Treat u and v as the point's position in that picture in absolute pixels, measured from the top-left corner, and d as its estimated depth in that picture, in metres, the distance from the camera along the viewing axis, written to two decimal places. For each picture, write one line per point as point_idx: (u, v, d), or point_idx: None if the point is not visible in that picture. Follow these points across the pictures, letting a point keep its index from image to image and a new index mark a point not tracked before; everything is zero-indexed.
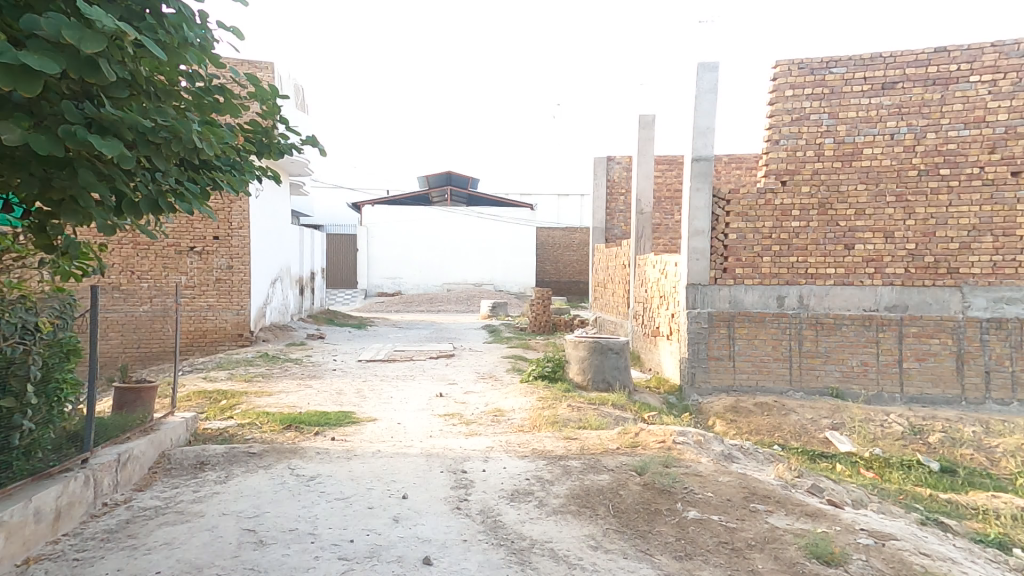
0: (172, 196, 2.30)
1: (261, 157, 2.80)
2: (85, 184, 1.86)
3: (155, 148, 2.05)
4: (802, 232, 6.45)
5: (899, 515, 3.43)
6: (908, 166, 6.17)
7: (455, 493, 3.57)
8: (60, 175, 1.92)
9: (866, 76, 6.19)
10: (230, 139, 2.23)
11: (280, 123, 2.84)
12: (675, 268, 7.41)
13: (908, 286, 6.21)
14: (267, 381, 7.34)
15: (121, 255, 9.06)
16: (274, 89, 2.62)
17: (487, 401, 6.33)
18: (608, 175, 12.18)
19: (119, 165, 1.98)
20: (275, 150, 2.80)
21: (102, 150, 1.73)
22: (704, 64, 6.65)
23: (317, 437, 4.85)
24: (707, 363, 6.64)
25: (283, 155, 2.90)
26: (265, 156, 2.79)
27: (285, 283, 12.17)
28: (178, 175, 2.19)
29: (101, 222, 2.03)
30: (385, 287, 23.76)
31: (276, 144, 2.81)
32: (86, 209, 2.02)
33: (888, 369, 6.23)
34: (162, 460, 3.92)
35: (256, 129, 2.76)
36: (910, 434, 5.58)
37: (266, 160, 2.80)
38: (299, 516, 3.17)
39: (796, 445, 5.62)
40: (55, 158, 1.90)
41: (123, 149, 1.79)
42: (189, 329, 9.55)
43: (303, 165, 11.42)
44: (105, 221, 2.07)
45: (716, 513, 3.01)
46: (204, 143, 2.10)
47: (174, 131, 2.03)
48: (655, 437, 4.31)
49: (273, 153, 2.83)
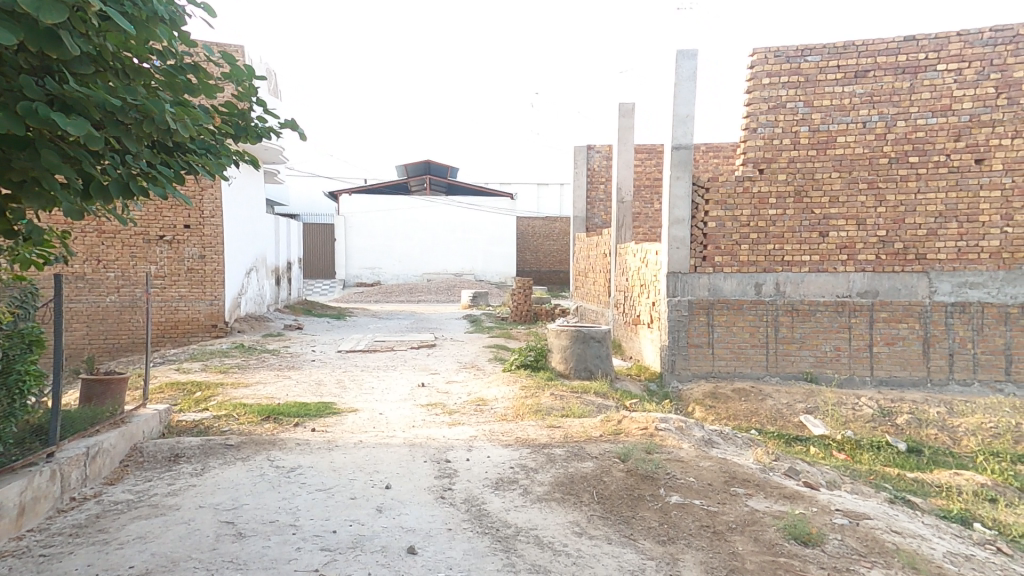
0: (144, 180, 2.19)
1: (239, 140, 2.70)
2: (48, 165, 1.76)
3: (125, 129, 1.95)
4: (779, 220, 6.56)
5: (870, 495, 3.54)
6: (879, 154, 6.30)
7: (439, 482, 3.56)
8: (21, 155, 1.80)
9: (840, 65, 6.28)
10: (206, 122, 2.13)
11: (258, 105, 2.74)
12: (655, 257, 7.47)
13: (879, 272, 6.38)
14: (244, 372, 7.19)
15: (85, 244, 8.71)
16: (250, 69, 2.51)
17: (469, 390, 6.32)
18: (588, 164, 12.18)
19: (85, 146, 1.87)
20: (253, 134, 2.70)
21: (68, 129, 1.63)
22: (683, 52, 6.65)
23: (297, 427, 4.78)
24: (687, 350, 6.75)
25: (261, 139, 2.79)
26: (243, 139, 2.69)
27: (260, 272, 11.89)
28: (150, 157, 2.08)
29: (68, 206, 1.92)
30: (364, 276, 23.44)
31: (254, 128, 2.71)
32: (50, 192, 1.91)
33: (860, 354, 6.41)
34: (134, 453, 3.81)
35: (232, 111, 2.65)
36: (879, 416, 5.76)
37: (244, 143, 2.69)
38: (280, 508, 3.12)
39: (772, 429, 5.77)
40: (15, 138, 1.79)
41: (89, 127, 1.69)
42: (161, 320, 9.27)
43: (277, 150, 11.14)
44: (72, 205, 1.96)
45: (697, 497, 3.06)
46: (179, 125, 2.00)
47: (145, 110, 1.93)
48: (636, 424, 4.36)
49: (251, 137, 2.72)
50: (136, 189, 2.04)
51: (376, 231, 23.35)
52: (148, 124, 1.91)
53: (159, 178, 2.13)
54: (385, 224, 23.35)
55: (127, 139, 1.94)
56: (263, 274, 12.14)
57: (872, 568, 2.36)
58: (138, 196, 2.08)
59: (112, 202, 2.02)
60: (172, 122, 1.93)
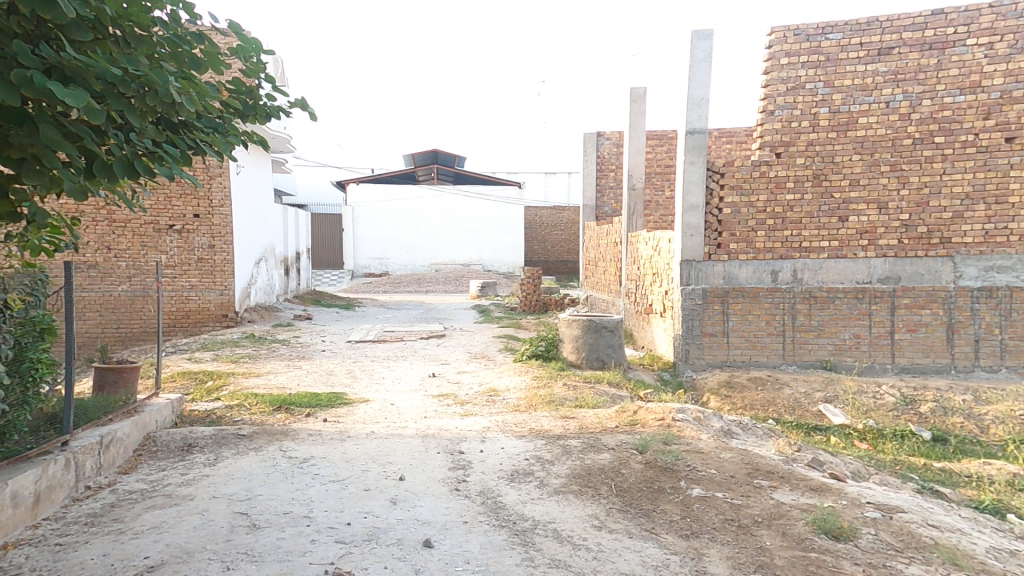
0: (150, 159, 2.10)
1: (246, 120, 2.62)
2: (46, 141, 1.67)
3: (127, 102, 1.86)
4: (797, 204, 6.39)
5: (900, 486, 3.44)
6: (903, 135, 6.11)
7: (453, 474, 3.50)
8: (20, 131, 1.72)
9: (863, 43, 6.06)
10: (214, 96, 2.04)
11: (266, 82, 2.64)
12: (668, 244, 7.32)
13: (901, 258, 6.20)
14: (254, 363, 7.18)
15: (96, 234, 8.72)
16: (258, 41, 2.41)
17: (480, 381, 6.25)
18: (598, 151, 12.00)
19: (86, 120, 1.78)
20: (262, 113, 2.61)
21: (66, 99, 1.55)
22: (699, 32, 6.45)
23: (309, 418, 4.74)
24: (701, 339, 6.64)
25: (270, 118, 2.70)
26: (250, 119, 2.61)
27: (269, 263, 11.87)
28: (154, 134, 1.99)
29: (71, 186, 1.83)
30: (372, 267, 23.41)
31: (262, 107, 2.62)
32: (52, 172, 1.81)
33: (880, 342, 6.26)
34: (147, 442, 3.77)
35: (239, 88, 2.56)
36: (902, 405, 5.64)
37: (252, 124, 2.61)
38: (293, 499, 3.07)
39: (790, 418, 5.67)
40: (13, 112, 1.70)
41: (88, 98, 1.60)
42: (171, 311, 9.29)
43: (285, 140, 11.06)
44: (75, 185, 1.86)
45: (719, 489, 2.97)
46: (185, 98, 1.91)
47: (149, 82, 1.83)
48: (653, 414, 4.27)
49: (260, 117, 2.64)
50: (141, 168, 1.95)
51: (384, 222, 23.28)
52: (153, 96, 1.81)
53: (164, 155, 2.03)
54: (393, 215, 23.27)
55: (130, 113, 1.85)
56: (272, 265, 12.11)
57: (910, 563, 2.26)
58: (143, 176, 1.98)
59: (117, 182, 1.93)
60: (177, 95, 1.84)
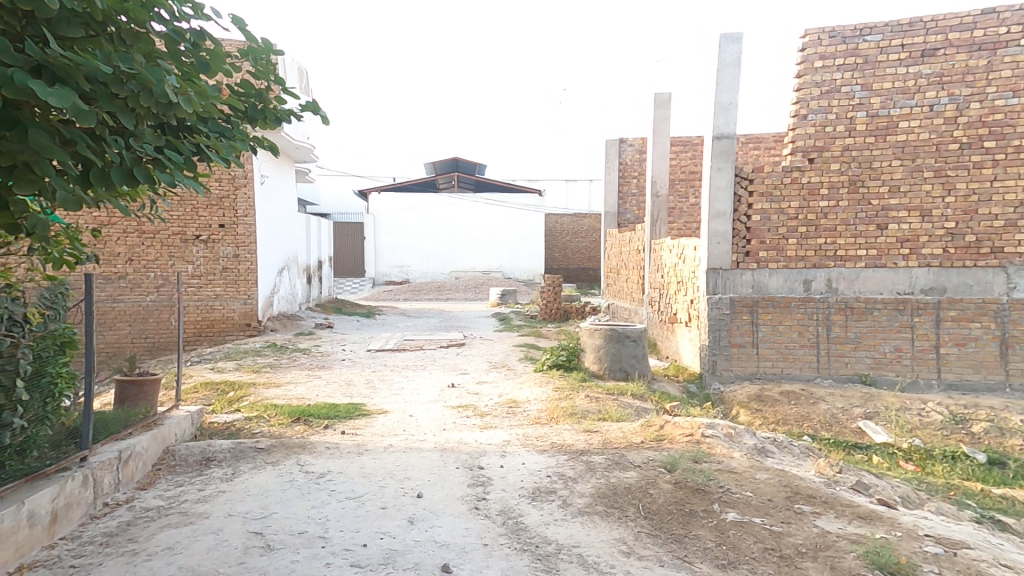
0: (151, 165, 2.06)
1: (255, 124, 2.59)
2: (36, 146, 1.63)
3: (121, 104, 1.82)
4: (831, 212, 6.14)
5: (962, 518, 3.19)
6: (948, 139, 5.81)
7: (472, 491, 3.37)
8: (10, 136, 1.68)
9: (904, 44, 5.80)
10: (212, 96, 1.99)
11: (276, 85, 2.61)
12: (694, 252, 7.11)
13: (946, 268, 5.89)
14: (275, 372, 7.19)
15: (126, 244, 8.91)
16: (268, 43, 2.39)
17: (500, 392, 6.12)
18: (620, 158, 11.83)
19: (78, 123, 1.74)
20: (271, 117, 2.58)
21: (48, 99, 1.50)
22: (727, 35, 6.27)
23: (327, 430, 4.68)
24: (729, 350, 6.41)
25: (280, 123, 2.66)
26: (259, 123, 2.58)
27: (292, 271, 11.99)
28: (152, 138, 1.94)
29: (62, 193, 1.77)
30: (392, 274, 23.54)
31: (271, 110, 2.59)
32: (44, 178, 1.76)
33: (924, 356, 5.94)
34: (166, 456, 3.73)
35: (249, 91, 2.53)
36: (951, 424, 5.35)
37: (261, 128, 2.58)
38: (309, 517, 2.98)
39: (827, 435, 5.41)
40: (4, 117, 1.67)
41: (73, 98, 1.55)
42: (196, 319, 9.40)
43: (309, 151, 11.18)
44: (68, 193, 1.81)
45: (757, 514, 2.78)
46: (181, 98, 1.87)
47: (143, 82, 1.79)
48: (681, 430, 4.07)
49: (270, 121, 2.61)
50: (140, 174, 1.90)
51: (404, 230, 23.42)
52: (146, 95, 1.77)
53: (164, 160, 1.98)
54: (414, 223, 23.40)
55: (123, 115, 1.81)
56: (294, 273, 12.23)
57: None
58: (142, 182, 1.93)
59: (115, 189, 1.89)
60: (173, 94, 1.79)
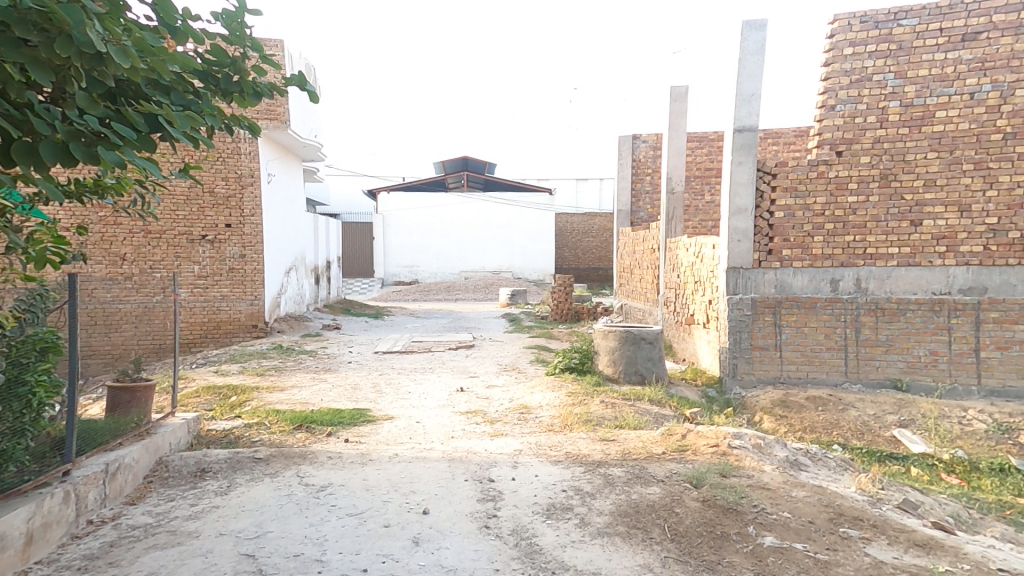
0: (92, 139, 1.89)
1: (231, 99, 2.43)
2: None
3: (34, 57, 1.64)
4: (860, 207, 5.82)
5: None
6: (990, 129, 5.46)
7: (482, 507, 3.14)
8: None
9: (942, 28, 5.46)
10: (153, 48, 1.81)
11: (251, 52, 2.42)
12: (712, 251, 6.82)
13: (986, 266, 5.55)
14: (280, 375, 7.02)
15: (132, 245, 8.80)
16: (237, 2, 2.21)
17: (511, 396, 5.88)
18: (633, 154, 11.53)
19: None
20: (248, 90, 2.41)
21: None
22: (750, 22, 5.97)
23: (330, 438, 4.48)
24: (750, 353, 6.12)
25: (258, 98, 2.49)
26: (237, 99, 2.41)
27: (300, 272, 11.85)
28: (89, 105, 1.78)
29: None
30: (401, 275, 23.38)
31: (248, 82, 2.42)
32: None
33: (962, 359, 5.60)
34: (159, 468, 3.53)
35: (222, 60, 2.36)
36: (995, 433, 5.05)
37: (238, 103, 2.41)
38: (305, 537, 2.76)
39: (858, 444, 5.12)
40: None
41: None
42: (201, 320, 9.26)
43: (316, 149, 11.03)
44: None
45: (798, 539, 2.51)
46: (113, 49, 1.68)
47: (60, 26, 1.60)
48: (706, 440, 3.80)
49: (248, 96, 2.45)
50: (76, 152, 1.74)
51: (413, 230, 23.26)
52: (64, 42, 1.60)
53: (110, 136, 1.82)
54: (423, 223, 23.24)
55: (36, 68, 1.63)
56: (302, 273, 12.10)
57: None
58: (78, 161, 1.76)
59: (46, 168, 1.73)
60: (96, 40, 1.62)
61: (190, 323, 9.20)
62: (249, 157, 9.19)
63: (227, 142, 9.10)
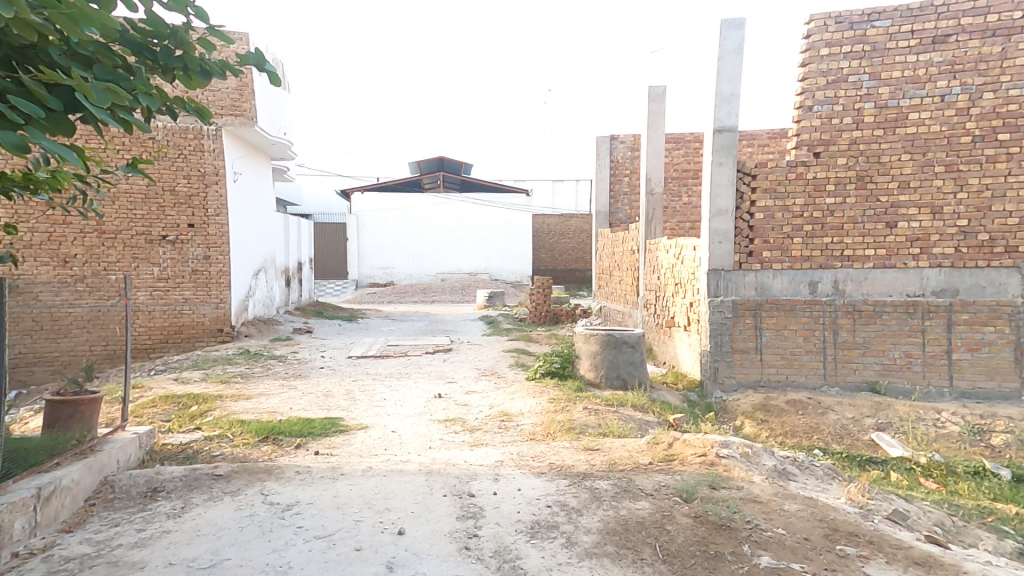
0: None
1: (173, 77, 2.26)
2: None
3: None
4: (838, 209, 5.84)
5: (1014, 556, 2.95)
6: (960, 132, 5.52)
7: (462, 526, 2.95)
8: None
9: (914, 30, 5.51)
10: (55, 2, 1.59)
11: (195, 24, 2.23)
12: (693, 253, 6.78)
13: (958, 268, 5.60)
14: (246, 382, 6.67)
15: (85, 245, 8.29)
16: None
17: (491, 403, 5.69)
18: (611, 155, 11.48)
19: None
20: (194, 67, 2.24)
21: None
22: (729, 21, 5.93)
23: (298, 451, 4.23)
24: (731, 356, 6.09)
25: (206, 78, 2.30)
26: (181, 78, 2.25)
27: (269, 274, 11.43)
28: None
29: None
30: (376, 276, 22.93)
31: (193, 59, 2.25)
32: None
33: (935, 361, 5.65)
34: (103, 488, 3.22)
35: (161, 32, 2.17)
36: (969, 435, 5.09)
37: (183, 82, 2.25)
38: (266, 565, 2.52)
39: (838, 448, 5.11)
40: None
41: None
42: (162, 325, 8.78)
43: (285, 146, 10.63)
44: None
45: (794, 559, 2.40)
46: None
47: None
48: (692, 449, 3.69)
49: (195, 75, 2.27)
50: None
51: (389, 230, 22.83)
52: None
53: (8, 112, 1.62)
54: (399, 223, 22.84)
55: None
56: (272, 275, 11.66)
57: None
58: None
59: None
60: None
61: (149, 328, 8.72)
62: (213, 154, 8.80)
63: (189, 137, 8.68)
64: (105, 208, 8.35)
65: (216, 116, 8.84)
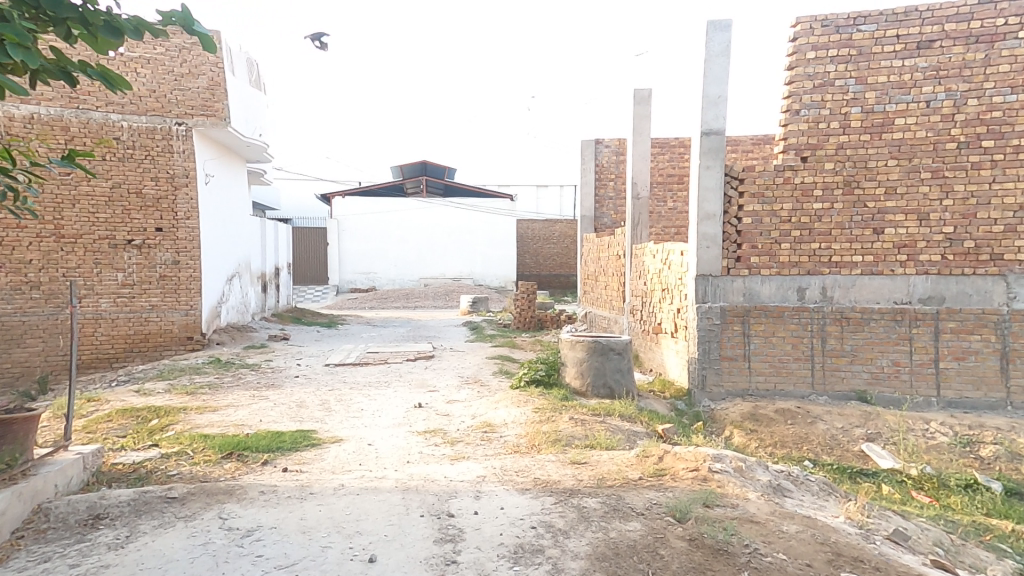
0: None
1: (71, 31, 1.86)
2: None
3: None
4: (825, 214, 5.76)
5: None
6: (946, 137, 5.47)
7: (440, 551, 2.72)
8: None
9: (899, 35, 5.47)
10: None
11: None
12: (681, 258, 6.66)
13: (945, 275, 5.54)
14: (214, 393, 6.36)
15: (41, 250, 7.85)
16: None
17: (474, 413, 5.46)
18: (597, 159, 11.35)
19: None
20: (93, 21, 1.83)
21: None
22: (715, 23, 5.83)
23: (264, 468, 3.99)
24: (719, 364, 5.96)
25: (114, 37, 1.88)
26: (83, 35, 1.86)
27: (244, 278, 11.05)
28: None
29: None
30: (358, 281, 22.51)
31: (96, 11, 1.83)
32: None
33: (923, 370, 5.57)
34: (36, 518, 3.00)
35: None
36: (959, 447, 5.01)
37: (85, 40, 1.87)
38: None
39: (828, 459, 5.00)
40: None
41: None
42: (128, 333, 8.36)
43: (261, 147, 10.29)
44: None
45: None
46: None
47: None
48: (684, 463, 3.52)
49: (99, 31, 1.86)
50: None
51: (371, 234, 22.47)
52: None
53: None
54: (382, 227, 22.51)
55: None
56: (247, 279, 11.26)
57: None
58: None
59: None
60: None
61: (113, 337, 8.28)
62: (183, 155, 8.47)
63: (157, 137, 8.33)
64: (64, 210, 7.93)
65: (186, 115, 8.49)
